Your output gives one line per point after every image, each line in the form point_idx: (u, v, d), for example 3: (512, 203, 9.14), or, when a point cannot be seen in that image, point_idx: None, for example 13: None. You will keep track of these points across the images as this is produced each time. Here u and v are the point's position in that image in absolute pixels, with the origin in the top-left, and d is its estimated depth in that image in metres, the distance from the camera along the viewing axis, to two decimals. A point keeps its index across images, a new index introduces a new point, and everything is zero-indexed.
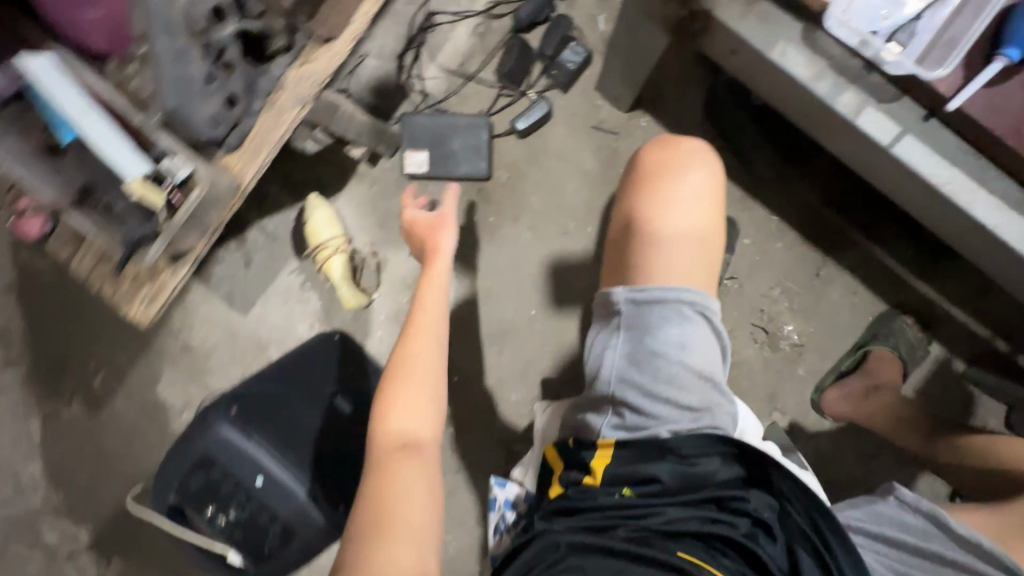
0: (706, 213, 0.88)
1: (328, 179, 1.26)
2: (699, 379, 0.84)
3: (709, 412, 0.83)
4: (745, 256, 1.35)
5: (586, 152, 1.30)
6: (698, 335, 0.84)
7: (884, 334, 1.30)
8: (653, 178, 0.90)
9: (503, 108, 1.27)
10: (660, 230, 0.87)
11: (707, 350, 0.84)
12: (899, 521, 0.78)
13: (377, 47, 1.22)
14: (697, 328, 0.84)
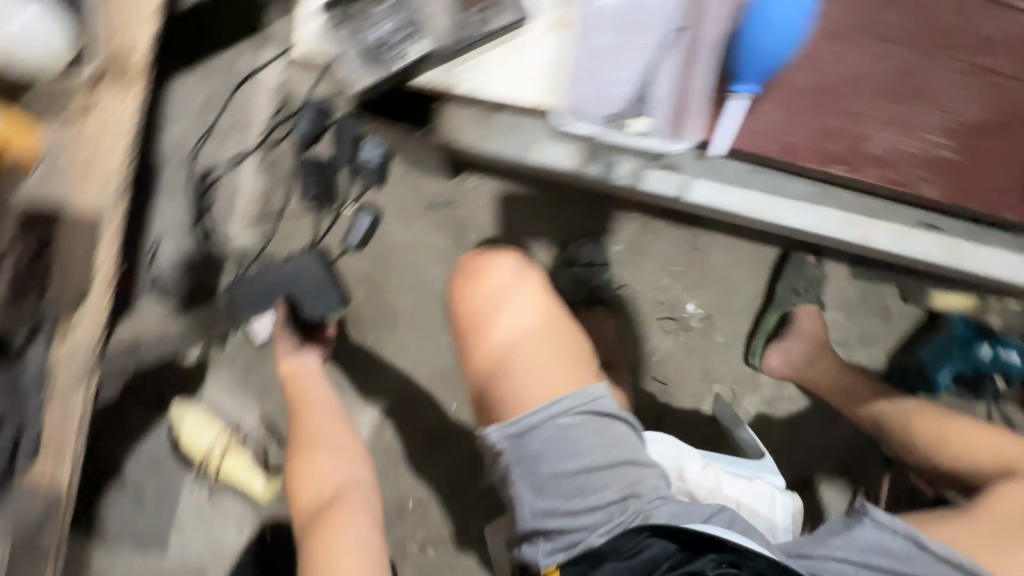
0: (532, 313, 0.81)
1: (184, 380, 1.20)
2: (610, 473, 0.75)
3: (633, 495, 0.74)
4: (624, 260, 1.33)
5: (430, 234, 1.26)
6: (590, 431, 0.75)
7: (802, 289, 1.34)
8: (477, 297, 0.83)
9: (328, 229, 1.21)
10: (505, 350, 0.79)
11: (608, 442, 0.75)
12: (880, 547, 0.77)
13: (168, 227, 1.17)
14: (584, 425, 0.75)
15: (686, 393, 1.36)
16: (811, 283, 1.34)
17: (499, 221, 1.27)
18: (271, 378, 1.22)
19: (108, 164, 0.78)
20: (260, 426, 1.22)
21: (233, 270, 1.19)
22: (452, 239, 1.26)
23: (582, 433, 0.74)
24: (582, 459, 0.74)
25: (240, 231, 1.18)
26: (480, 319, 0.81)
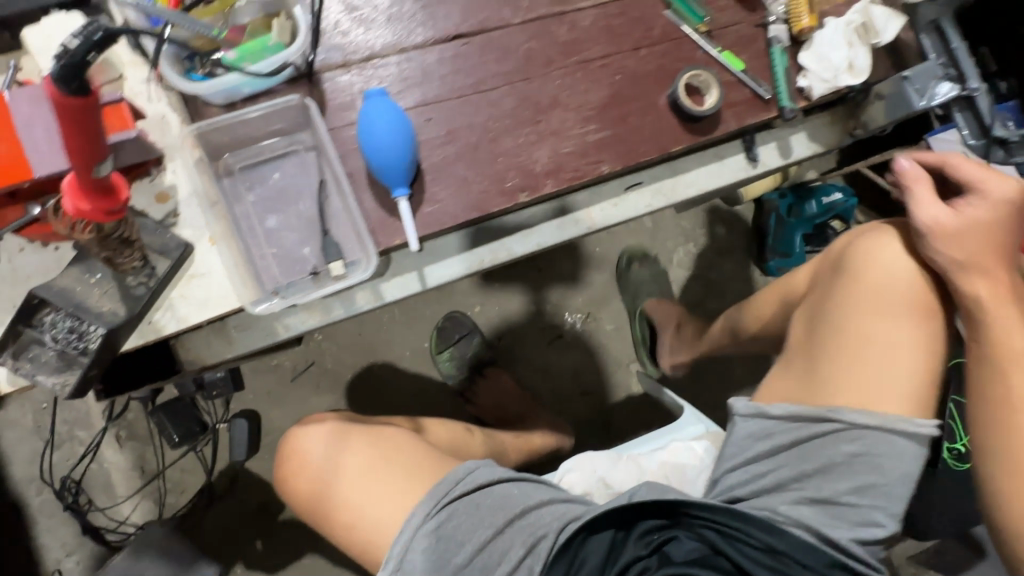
0: (358, 459, 0.79)
1: None
2: (506, 537, 0.72)
3: (541, 547, 0.71)
4: (490, 317, 1.38)
5: (309, 401, 1.27)
6: (466, 511, 0.74)
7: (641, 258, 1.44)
8: (308, 484, 0.81)
9: (213, 457, 1.20)
10: (353, 501, 0.77)
11: (489, 510, 0.74)
12: (756, 437, 0.75)
13: (63, 548, 1.14)
14: (454, 510, 0.74)
15: (613, 387, 1.41)
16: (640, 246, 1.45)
17: (364, 351, 1.30)
18: None
19: None
20: None
21: None
22: (332, 391, 1.28)
23: (454, 522, 0.73)
24: (476, 543, 0.72)
25: (131, 510, 1.16)
26: (322, 492, 0.79)
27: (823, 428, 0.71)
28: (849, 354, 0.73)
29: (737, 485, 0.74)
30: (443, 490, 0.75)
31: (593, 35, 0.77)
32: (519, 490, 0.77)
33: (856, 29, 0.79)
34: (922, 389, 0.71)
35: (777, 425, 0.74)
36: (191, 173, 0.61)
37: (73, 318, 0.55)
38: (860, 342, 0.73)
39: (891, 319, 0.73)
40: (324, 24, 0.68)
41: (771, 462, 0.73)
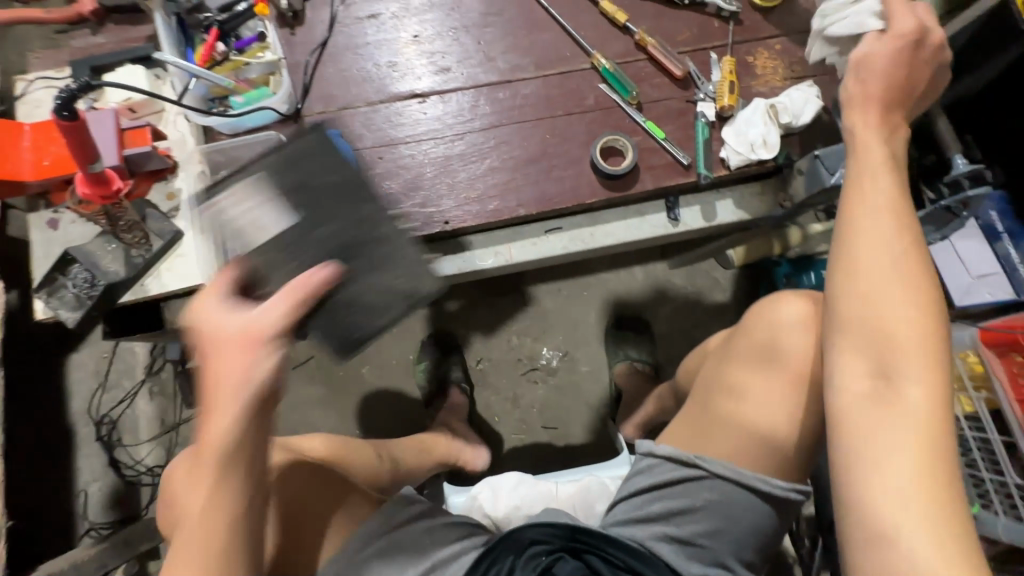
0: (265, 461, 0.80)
1: None
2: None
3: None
4: (471, 341, 1.50)
5: (303, 389, 1.46)
6: (380, 559, 0.75)
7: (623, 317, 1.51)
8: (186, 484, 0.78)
9: None
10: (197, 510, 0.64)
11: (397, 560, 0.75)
12: (648, 472, 0.80)
13: (91, 473, 1.39)
14: (368, 560, 0.75)
15: (577, 426, 1.46)
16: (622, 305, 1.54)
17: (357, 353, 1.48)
18: None
19: None
20: None
21: (150, 488, 1.39)
22: (323, 384, 1.46)
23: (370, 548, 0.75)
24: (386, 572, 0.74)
25: (146, 453, 1.40)
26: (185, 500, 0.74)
27: (689, 474, 0.77)
28: (722, 406, 0.79)
29: (619, 516, 0.80)
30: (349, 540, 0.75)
31: (532, 101, 0.92)
32: (426, 534, 0.78)
33: (773, 111, 0.86)
34: (789, 444, 0.74)
35: (664, 468, 0.79)
36: (194, 181, 0.83)
37: (88, 272, 0.78)
38: (734, 392, 0.79)
39: (768, 370, 0.77)
40: (314, 81, 0.89)
41: (657, 502, 0.78)
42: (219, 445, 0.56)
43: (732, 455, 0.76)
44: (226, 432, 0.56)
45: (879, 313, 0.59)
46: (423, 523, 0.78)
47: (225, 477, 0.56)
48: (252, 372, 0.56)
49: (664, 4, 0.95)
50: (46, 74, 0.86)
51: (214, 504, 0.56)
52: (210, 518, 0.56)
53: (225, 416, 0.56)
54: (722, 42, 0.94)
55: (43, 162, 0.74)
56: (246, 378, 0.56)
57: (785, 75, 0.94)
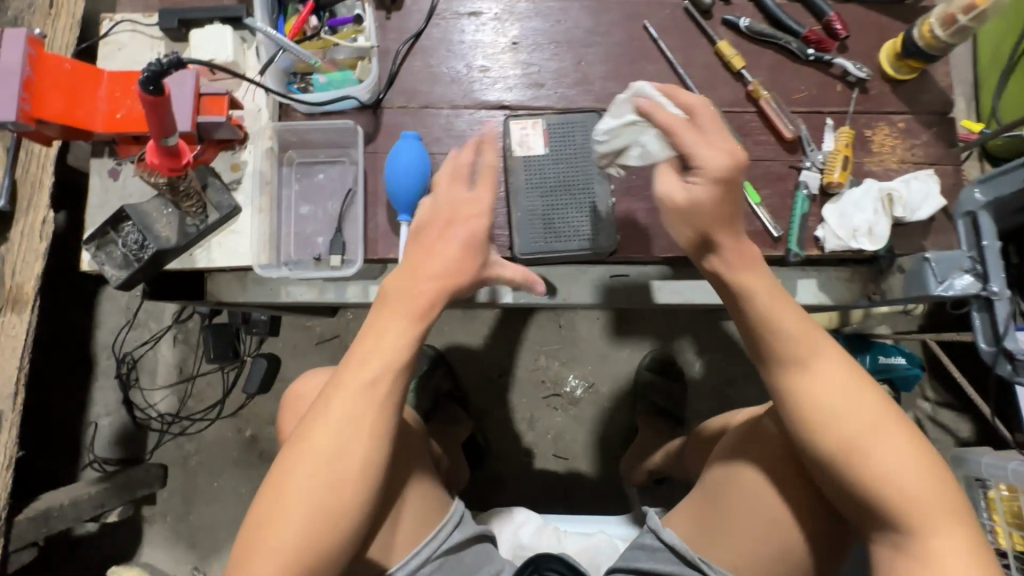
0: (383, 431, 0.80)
1: (127, 542, 1.36)
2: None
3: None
4: (498, 353, 1.46)
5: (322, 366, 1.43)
6: (460, 564, 0.79)
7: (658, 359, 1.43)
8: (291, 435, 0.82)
9: (234, 380, 1.41)
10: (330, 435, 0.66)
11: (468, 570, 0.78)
12: (650, 551, 0.77)
13: (105, 407, 1.40)
14: (447, 562, 0.78)
15: (589, 462, 1.40)
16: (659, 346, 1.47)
17: None
18: (201, 525, 1.37)
19: (5, 371, 0.98)
20: None
21: (158, 434, 1.39)
22: None
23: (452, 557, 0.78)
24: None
25: (161, 398, 1.40)
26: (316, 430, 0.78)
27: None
28: (728, 525, 0.73)
29: None
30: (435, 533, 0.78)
31: None
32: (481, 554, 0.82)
33: (886, 196, 0.78)
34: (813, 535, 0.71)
35: (665, 557, 0.76)
36: (261, 156, 0.79)
37: (140, 234, 0.75)
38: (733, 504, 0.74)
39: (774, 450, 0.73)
40: (401, 72, 0.85)
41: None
42: (377, 372, 0.63)
43: (739, 569, 0.71)
44: (380, 371, 0.63)
45: (822, 403, 0.62)
46: (482, 545, 0.83)
47: (361, 417, 0.62)
48: (422, 326, 0.65)
49: (786, 56, 0.87)
50: (132, 16, 0.82)
51: (340, 429, 0.62)
52: (345, 443, 0.61)
53: (391, 349, 0.64)
54: (843, 109, 0.86)
55: (116, 116, 0.70)
56: (415, 327, 0.65)
57: (902, 158, 0.86)
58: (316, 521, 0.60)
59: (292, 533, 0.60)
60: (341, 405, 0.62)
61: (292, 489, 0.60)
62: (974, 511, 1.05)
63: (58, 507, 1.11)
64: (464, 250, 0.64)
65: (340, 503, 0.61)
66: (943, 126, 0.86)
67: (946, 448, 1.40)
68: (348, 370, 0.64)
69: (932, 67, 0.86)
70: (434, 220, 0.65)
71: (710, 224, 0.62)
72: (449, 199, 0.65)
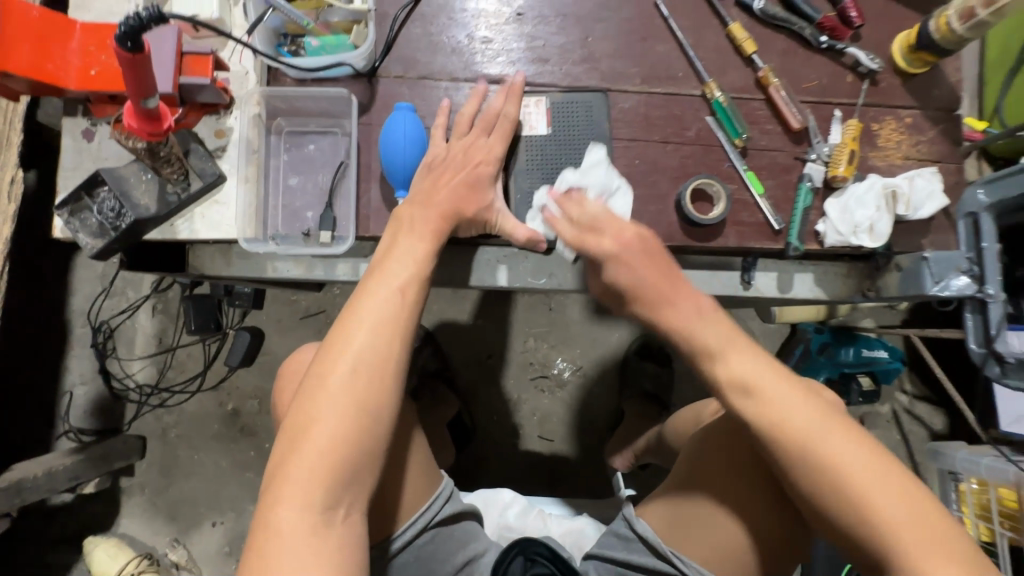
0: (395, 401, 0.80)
1: (104, 512, 1.34)
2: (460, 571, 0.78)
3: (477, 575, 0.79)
4: (487, 333, 1.45)
5: (308, 341, 1.40)
6: (449, 538, 0.80)
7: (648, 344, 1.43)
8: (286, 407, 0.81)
9: (216, 352, 1.38)
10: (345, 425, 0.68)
11: (455, 544, 0.79)
12: (625, 540, 0.77)
13: (80, 376, 1.36)
14: (438, 535, 0.79)
15: (574, 445, 1.41)
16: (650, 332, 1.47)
17: None
18: (180, 498, 1.35)
19: None
20: (170, 548, 1.33)
21: (136, 405, 1.36)
22: None
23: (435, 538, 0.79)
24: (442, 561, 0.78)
25: (139, 368, 1.37)
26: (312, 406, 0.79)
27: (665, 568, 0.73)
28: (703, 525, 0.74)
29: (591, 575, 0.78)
30: (427, 506, 0.79)
31: (629, 118, 0.83)
32: (464, 532, 0.82)
33: (889, 194, 0.77)
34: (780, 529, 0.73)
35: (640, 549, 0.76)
36: (247, 123, 0.75)
37: (116, 200, 0.70)
38: (703, 509, 0.75)
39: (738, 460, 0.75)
40: (399, 39, 0.80)
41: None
42: (389, 291, 0.66)
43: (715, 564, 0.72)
44: (394, 286, 0.66)
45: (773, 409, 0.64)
46: (466, 522, 0.83)
47: (380, 324, 0.65)
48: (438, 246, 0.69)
49: (799, 42, 0.85)
50: None
51: (360, 342, 0.64)
52: (367, 357, 0.64)
53: (407, 266, 0.68)
54: (852, 101, 0.84)
55: (90, 72, 0.65)
56: (432, 243, 0.69)
57: (907, 154, 0.85)
58: (346, 437, 0.61)
59: (320, 453, 0.61)
60: (365, 347, 0.64)
61: (319, 410, 0.62)
62: (944, 502, 1.09)
63: (30, 479, 1.08)
64: (467, 189, 0.71)
65: (365, 414, 0.63)
66: (949, 123, 0.85)
67: (920, 440, 1.44)
68: (364, 292, 0.67)
69: (944, 61, 0.84)
70: (449, 171, 0.72)
71: (623, 264, 0.68)
72: (464, 143, 0.74)
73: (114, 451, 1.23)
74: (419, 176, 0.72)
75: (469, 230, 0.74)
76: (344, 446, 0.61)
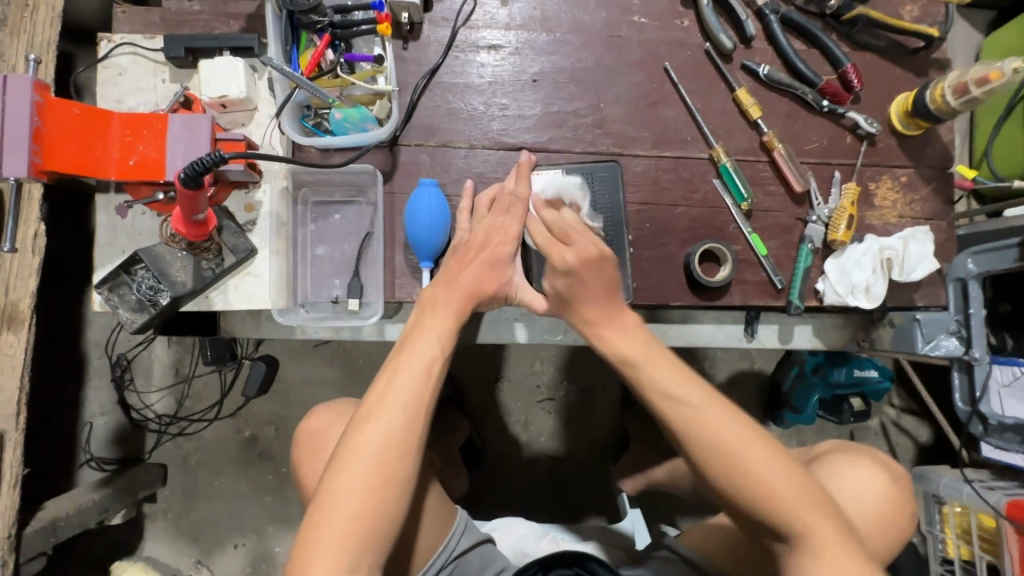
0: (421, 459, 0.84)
1: (128, 538, 1.38)
2: None
3: None
4: (496, 357, 1.49)
5: (322, 367, 1.44)
6: (467, 567, 0.85)
7: None
8: (315, 463, 0.85)
9: (232, 381, 1.42)
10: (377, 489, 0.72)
11: (475, 571, 0.85)
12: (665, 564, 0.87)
13: (99, 407, 1.39)
14: (457, 565, 0.85)
15: (580, 464, 1.47)
16: None
17: (379, 346, 1.45)
18: (202, 522, 1.40)
19: (5, 391, 0.96)
20: (193, 569, 1.38)
21: (156, 434, 1.40)
22: (342, 367, 1.44)
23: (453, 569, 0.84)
24: None
25: (157, 399, 1.40)
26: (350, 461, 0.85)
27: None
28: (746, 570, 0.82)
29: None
30: (445, 544, 0.84)
31: (640, 181, 0.86)
32: (482, 556, 0.87)
33: (885, 258, 0.82)
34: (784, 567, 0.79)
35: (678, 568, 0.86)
36: (276, 197, 0.78)
37: (155, 278, 0.74)
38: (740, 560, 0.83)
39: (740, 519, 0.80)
40: (420, 106, 0.83)
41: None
42: (415, 371, 0.70)
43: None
44: (420, 365, 0.70)
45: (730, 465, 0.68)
46: (483, 545, 0.89)
47: (406, 403, 0.68)
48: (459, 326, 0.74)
49: (801, 105, 0.88)
50: (132, 38, 0.77)
51: (389, 418, 0.67)
52: (391, 435, 0.67)
53: (432, 347, 0.72)
54: (851, 161, 0.89)
55: (128, 162, 0.67)
56: (454, 322, 0.74)
57: (901, 212, 0.89)
58: (373, 506, 0.65)
59: (351, 521, 0.64)
60: (392, 423, 0.67)
61: (346, 482, 0.65)
62: (928, 521, 1.17)
63: (64, 517, 1.12)
64: (488, 270, 0.76)
65: (391, 486, 0.66)
66: (942, 182, 0.90)
67: (906, 452, 1.52)
68: (390, 372, 0.70)
69: (938, 124, 0.89)
70: (471, 244, 0.77)
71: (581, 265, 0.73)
72: (485, 225, 0.77)
73: (136, 482, 1.26)
74: (446, 257, 0.77)
75: (490, 305, 0.78)
76: (368, 515, 0.64)
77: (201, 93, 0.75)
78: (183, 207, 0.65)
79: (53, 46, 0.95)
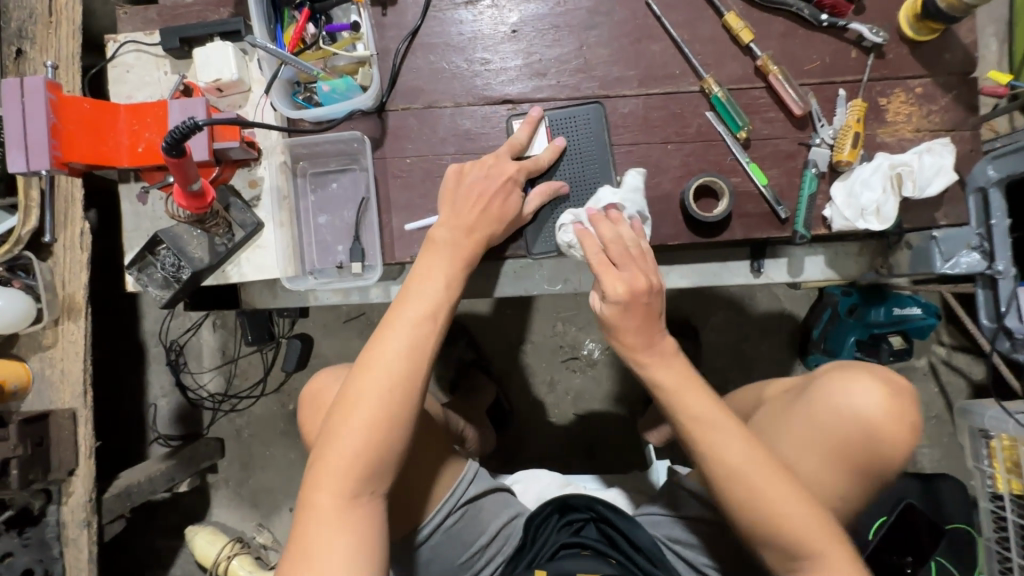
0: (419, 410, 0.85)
1: (198, 506, 1.53)
2: (496, 542, 0.86)
3: (508, 530, 0.87)
4: (517, 319, 1.51)
5: (352, 340, 1.51)
6: (481, 512, 0.87)
7: (675, 315, 1.46)
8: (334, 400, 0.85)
9: (273, 360, 1.52)
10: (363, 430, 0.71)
11: (488, 517, 0.87)
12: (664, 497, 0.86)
13: (161, 390, 1.53)
14: (469, 510, 0.86)
15: (607, 419, 1.48)
16: (678, 307, 1.47)
17: None
18: (258, 487, 1.52)
19: (73, 373, 1.08)
20: (256, 531, 1.51)
21: (211, 411, 1.53)
22: None
23: (465, 520, 0.85)
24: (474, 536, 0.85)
25: (209, 379, 1.53)
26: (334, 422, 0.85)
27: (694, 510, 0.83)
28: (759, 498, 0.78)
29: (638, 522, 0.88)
30: (453, 489, 0.85)
31: (628, 122, 0.85)
32: (495, 503, 0.89)
33: (895, 174, 0.78)
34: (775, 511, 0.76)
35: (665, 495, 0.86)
36: (276, 172, 0.83)
37: (176, 256, 0.81)
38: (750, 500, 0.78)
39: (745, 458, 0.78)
40: (403, 70, 0.84)
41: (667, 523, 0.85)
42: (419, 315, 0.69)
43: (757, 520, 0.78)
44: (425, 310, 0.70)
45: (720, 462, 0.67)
46: (499, 493, 0.91)
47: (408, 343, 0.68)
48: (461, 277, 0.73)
49: (798, 23, 0.84)
50: (135, 36, 0.83)
51: (389, 361, 0.66)
52: (383, 382, 0.66)
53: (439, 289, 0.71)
54: (857, 77, 0.83)
55: (137, 149, 0.73)
56: (456, 273, 0.73)
57: (918, 126, 0.83)
58: (372, 445, 0.65)
59: (352, 456, 0.64)
60: (390, 365, 0.66)
61: (344, 431, 0.65)
62: (975, 457, 1.10)
63: (136, 485, 1.24)
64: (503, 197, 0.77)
65: (388, 426, 0.65)
66: (964, 89, 0.83)
67: (959, 391, 1.43)
68: (390, 323, 0.69)
69: (956, 24, 0.82)
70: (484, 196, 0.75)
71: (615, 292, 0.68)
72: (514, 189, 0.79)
73: (191, 456, 1.37)
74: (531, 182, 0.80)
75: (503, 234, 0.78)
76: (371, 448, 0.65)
77: (198, 79, 0.80)
78: (183, 180, 0.69)
79: (76, 58, 1.03)
